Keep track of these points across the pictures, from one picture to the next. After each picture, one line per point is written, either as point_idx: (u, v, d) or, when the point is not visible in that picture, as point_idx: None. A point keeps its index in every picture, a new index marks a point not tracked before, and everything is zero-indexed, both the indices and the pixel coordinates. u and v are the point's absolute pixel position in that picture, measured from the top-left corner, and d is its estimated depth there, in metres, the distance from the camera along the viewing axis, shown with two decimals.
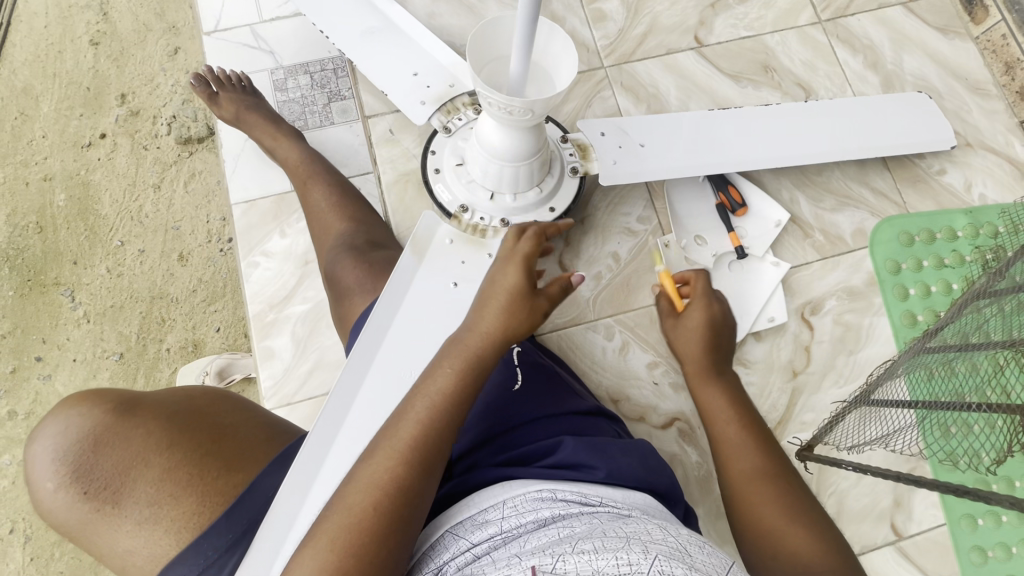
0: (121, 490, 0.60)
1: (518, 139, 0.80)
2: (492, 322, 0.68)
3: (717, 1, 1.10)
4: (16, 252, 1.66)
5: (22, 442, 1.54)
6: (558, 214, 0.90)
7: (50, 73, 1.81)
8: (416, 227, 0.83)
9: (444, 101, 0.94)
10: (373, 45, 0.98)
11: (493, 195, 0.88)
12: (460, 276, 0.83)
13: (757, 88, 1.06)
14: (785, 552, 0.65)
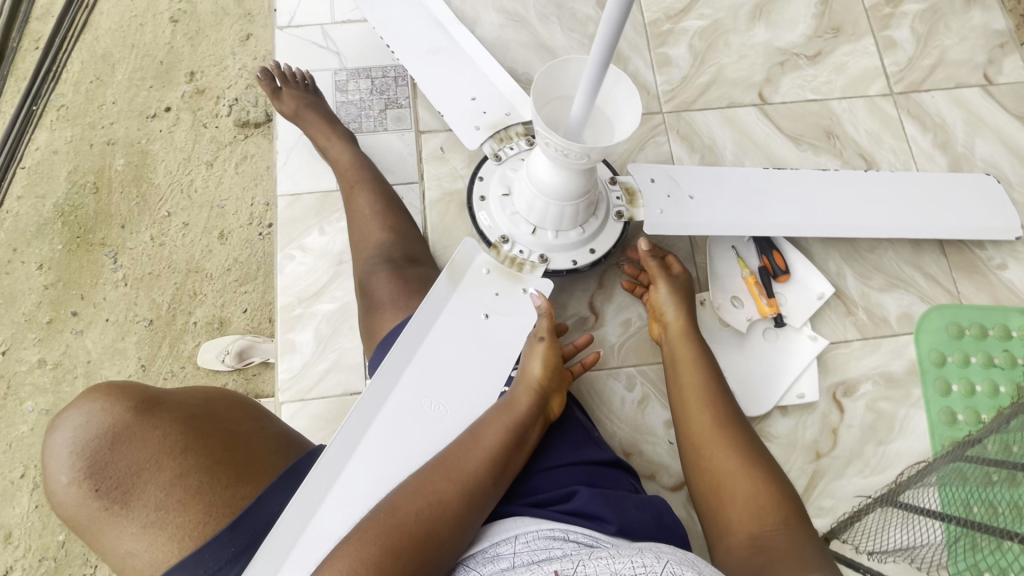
0: (131, 491, 0.65)
1: (568, 178, 0.79)
2: (537, 369, 0.76)
3: (787, 60, 1.08)
4: (71, 208, 1.73)
5: (46, 391, 1.59)
6: (597, 256, 0.90)
7: (128, 43, 1.89)
8: (456, 253, 0.83)
9: (498, 129, 0.96)
10: (437, 64, 1.00)
11: (535, 229, 0.88)
12: (493, 308, 0.83)
13: (817, 153, 1.03)
14: (741, 499, 0.68)
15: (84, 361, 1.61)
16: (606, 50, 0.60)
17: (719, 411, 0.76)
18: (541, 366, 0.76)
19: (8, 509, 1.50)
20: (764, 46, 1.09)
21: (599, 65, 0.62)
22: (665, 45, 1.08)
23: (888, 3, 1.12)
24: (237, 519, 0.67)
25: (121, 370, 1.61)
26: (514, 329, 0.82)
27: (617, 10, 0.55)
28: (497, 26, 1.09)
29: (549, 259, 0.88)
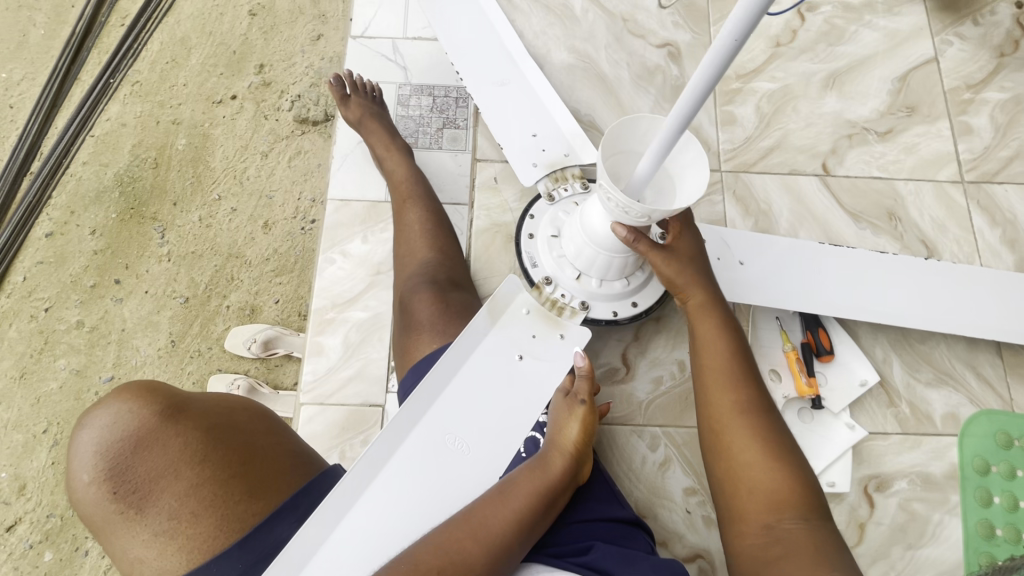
0: (146, 498, 0.67)
1: (623, 232, 0.79)
2: (573, 435, 0.75)
3: (855, 133, 1.06)
4: (130, 180, 1.81)
5: (78, 352, 1.64)
6: (639, 310, 0.90)
7: (207, 30, 1.98)
8: (499, 290, 0.84)
9: (555, 168, 0.96)
10: (502, 95, 1.01)
11: (579, 276, 0.89)
12: (529, 351, 0.83)
13: (876, 233, 1.00)
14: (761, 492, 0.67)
15: (119, 329, 1.66)
16: (685, 115, 0.59)
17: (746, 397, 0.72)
18: (576, 433, 0.75)
19: (27, 462, 1.55)
20: (833, 116, 1.07)
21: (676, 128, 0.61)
22: (731, 104, 1.07)
23: (969, 87, 1.09)
24: (247, 537, 0.69)
25: (152, 343, 1.65)
26: (547, 373, 0.83)
27: (702, 85, 0.55)
28: (565, 65, 1.10)
29: (590, 307, 0.89)
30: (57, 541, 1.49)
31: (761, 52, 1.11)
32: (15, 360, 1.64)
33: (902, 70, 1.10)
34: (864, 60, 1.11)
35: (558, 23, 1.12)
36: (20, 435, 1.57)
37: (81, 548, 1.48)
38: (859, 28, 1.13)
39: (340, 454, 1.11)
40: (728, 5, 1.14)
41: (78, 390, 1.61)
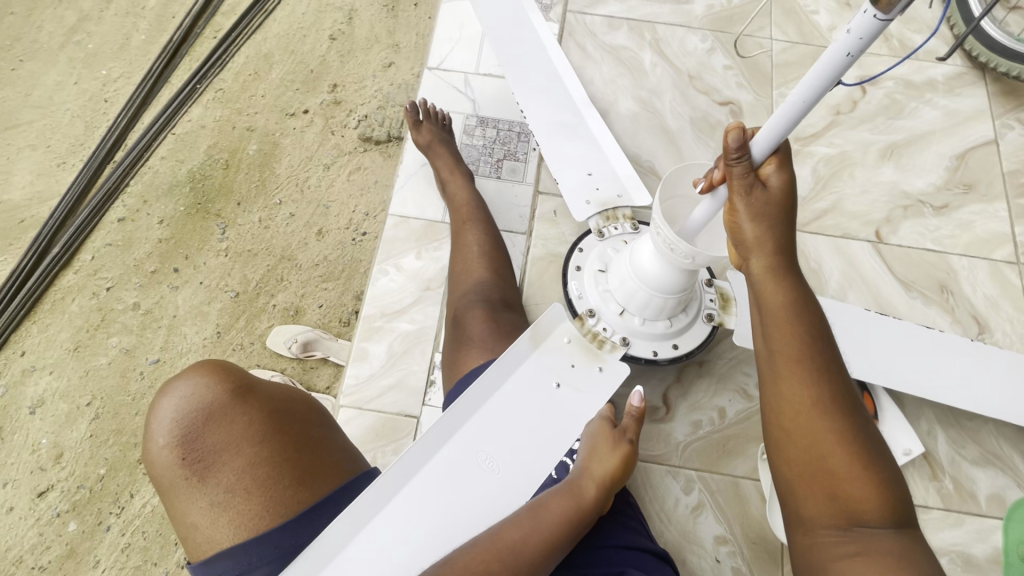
0: (209, 468, 0.73)
1: (671, 273, 0.83)
2: (604, 469, 0.77)
3: (911, 204, 1.08)
4: (201, 177, 1.93)
5: (130, 332, 1.73)
6: (680, 353, 0.93)
7: (290, 49, 2.13)
8: (543, 317, 0.89)
9: (608, 208, 1.02)
10: (562, 133, 1.07)
11: (623, 311, 0.93)
12: (565, 379, 0.88)
13: (927, 304, 1.01)
14: (842, 494, 0.59)
15: (170, 315, 1.74)
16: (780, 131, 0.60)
17: (821, 386, 0.62)
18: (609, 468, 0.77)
19: (67, 431, 1.61)
20: (889, 186, 1.09)
21: (768, 142, 0.61)
22: None
23: None
24: (288, 522, 0.72)
25: (199, 331, 1.72)
26: (585, 406, 0.87)
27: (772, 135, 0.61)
28: (630, 113, 1.16)
29: (630, 343, 0.93)
30: (83, 513, 1.53)
31: (820, 118, 1.15)
32: (72, 333, 1.72)
33: (961, 149, 1.13)
34: (922, 136, 1.14)
35: (627, 73, 1.19)
36: (65, 405, 1.64)
37: (104, 523, 1.52)
38: (919, 105, 1.17)
39: (371, 459, 1.14)
40: (791, 72, 1.19)
41: (124, 368, 1.68)
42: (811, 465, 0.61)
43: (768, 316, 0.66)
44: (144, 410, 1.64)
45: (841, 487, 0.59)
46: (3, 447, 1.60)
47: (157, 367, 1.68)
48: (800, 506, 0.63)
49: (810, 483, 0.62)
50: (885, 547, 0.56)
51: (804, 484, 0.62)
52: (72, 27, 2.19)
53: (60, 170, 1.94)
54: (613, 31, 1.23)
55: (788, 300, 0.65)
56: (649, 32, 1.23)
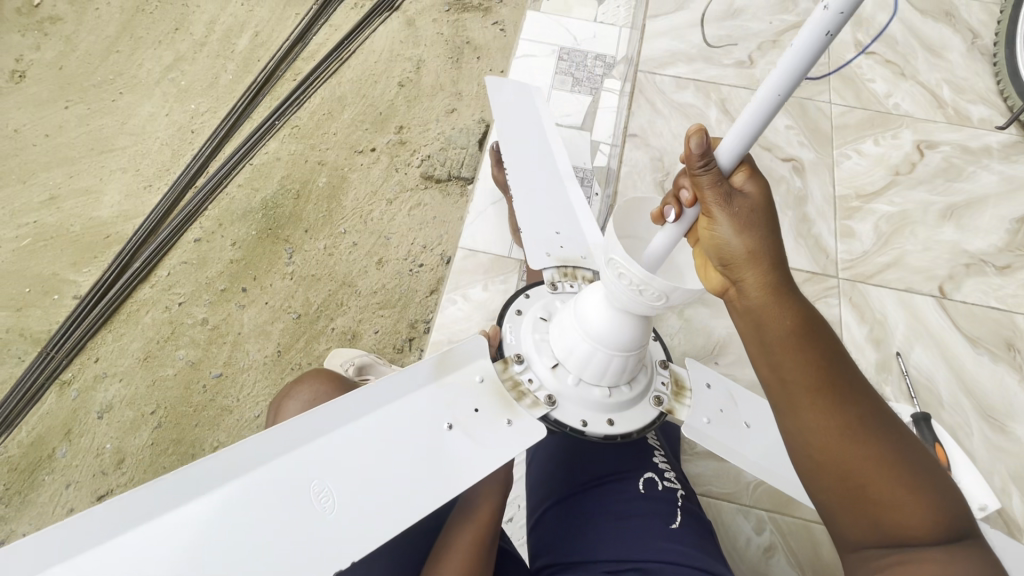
0: None
1: (623, 325, 0.80)
2: (468, 540, 0.77)
3: (973, 263, 1.11)
4: (274, 205, 2.06)
5: (198, 345, 1.82)
6: (612, 431, 0.84)
7: (362, 93, 2.32)
8: (461, 345, 0.79)
9: (567, 264, 0.97)
10: (539, 188, 0.97)
11: (556, 364, 0.86)
12: (457, 417, 0.73)
13: (994, 360, 1.03)
14: (889, 517, 0.53)
15: (236, 332, 1.83)
16: (748, 135, 0.54)
17: (844, 409, 0.56)
18: (472, 536, 0.77)
19: (131, 438, 1.68)
20: (950, 245, 1.13)
21: (737, 147, 0.55)
22: (851, 219, 1.16)
23: None
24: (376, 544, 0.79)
25: (261, 349, 1.80)
26: (475, 453, 0.71)
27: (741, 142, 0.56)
28: None
29: (557, 404, 0.84)
30: None
31: (880, 178, 1.21)
32: (143, 343, 1.82)
33: (1020, 212, 1.17)
34: (981, 199, 1.19)
35: None
36: (131, 412, 1.72)
37: None
38: (976, 169, 1.22)
39: None
40: (851, 134, 1.26)
41: (189, 380, 1.76)
42: (847, 488, 0.56)
43: (773, 343, 0.59)
44: (204, 422, 1.70)
45: (889, 515, 0.53)
46: (70, 449, 1.67)
47: (220, 380, 1.76)
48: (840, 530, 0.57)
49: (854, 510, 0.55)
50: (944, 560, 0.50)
51: (845, 511, 0.56)
52: (167, 66, 2.41)
53: (147, 193, 2.11)
54: (680, 90, 1.33)
55: (795, 321, 0.59)
56: (714, 93, 1.33)
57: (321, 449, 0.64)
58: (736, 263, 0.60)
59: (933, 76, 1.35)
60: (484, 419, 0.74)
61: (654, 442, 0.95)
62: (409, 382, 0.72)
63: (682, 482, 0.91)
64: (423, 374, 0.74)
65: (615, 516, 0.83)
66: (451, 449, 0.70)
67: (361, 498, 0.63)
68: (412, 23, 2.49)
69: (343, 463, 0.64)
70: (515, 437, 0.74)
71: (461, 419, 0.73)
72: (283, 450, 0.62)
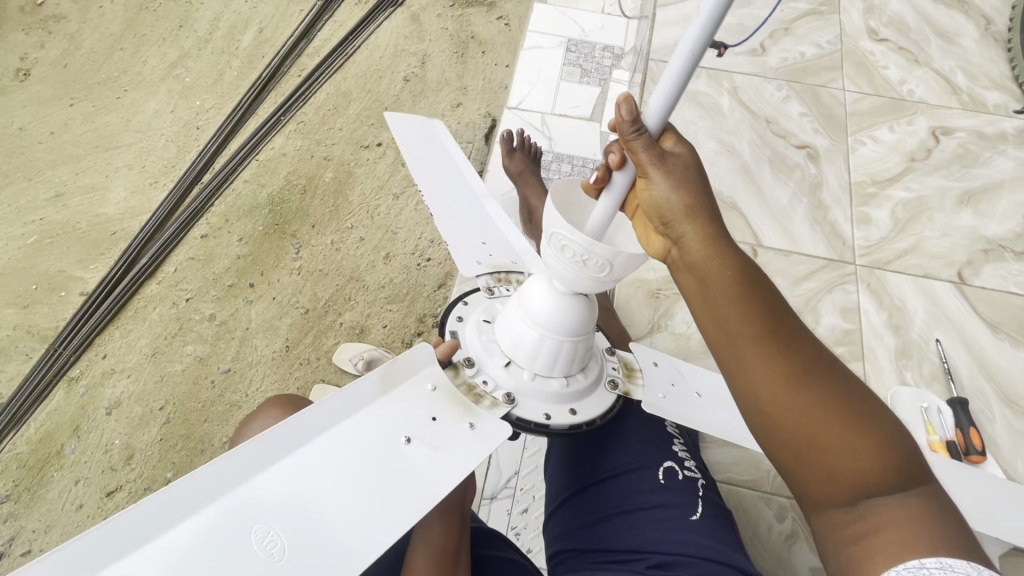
0: None
1: (569, 309, 0.77)
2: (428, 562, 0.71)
3: (991, 249, 1.10)
4: (280, 201, 2.06)
5: (205, 341, 1.81)
6: (577, 420, 0.79)
7: (367, 88, 2.31)
8: (404, 355, 0.71)
9: (500, 270, 0.92)
10: (458, 203, 0.92)
11: (509, 363, 0.80)
12: (412, 431, 0.65)
13: (1015, 345, 1.02)
14: (847, 466, 0.52)
15: (243, 327, 1.83)
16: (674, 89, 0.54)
17: (790, 360, 0.54)
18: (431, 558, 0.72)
19: (139, 434, 1.67)
20: (968, 231, 1.12)
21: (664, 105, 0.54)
22: (867, 206, 1.15)
23: None
24: None
25: (269, 344, 1.79)
26: (432, 467, 0.62)
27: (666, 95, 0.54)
28: (712, 152, 1.22)
29: (517, 402, 0.78)
30: None
31: (896, 164, 1.20)
32: (150, 339, 1.82)
33: None
34: (998, 184, 1.18)
35: (707, 116, 1.26)
36: (139, 408, 1.71)
37: None
38: (993, 155, 1.21)
39: None
40: (865, 121, 1.25)
41: (197, 375, 1.75)
42: (797, 440, 0.54)
43: (716, 296, 0.56)
44: (213, 418, 1.69)
45: (841, 461, 0.52)
46: (79, 446, 1.66)
47: (228, 376, 1.75)
48: (807, 488, 0.55)
49: (811, 461, 0.54)
50: (900, 513, 0.51)
51: (803, 468, 0.55)
52: (172, 63, 2.41)
53: (153, 189, 2.10)
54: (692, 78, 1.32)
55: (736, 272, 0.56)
56: (727, 80, 1.32)
57: (256, 489, 0.54)
58: (676, 220, 0.57)
59: (947, 62, 1.34)
60: (441, 428, 0.66)
61: (673, 429, 0.91)
62: (351, 401, 0.63)
63: (702, 471, 0.88)
64: (368, 391, 0.65)
65: (631, 506, 0.82)
66: (408, 462, 0.62)
67: (306, 534, 0.54)
68: (417, 19, 2.49)
69: (281, 495, 0.55)
70: (480, 442, 0.66)
71: (410, 428, 0.65)
72: (205, 498, 0.51)
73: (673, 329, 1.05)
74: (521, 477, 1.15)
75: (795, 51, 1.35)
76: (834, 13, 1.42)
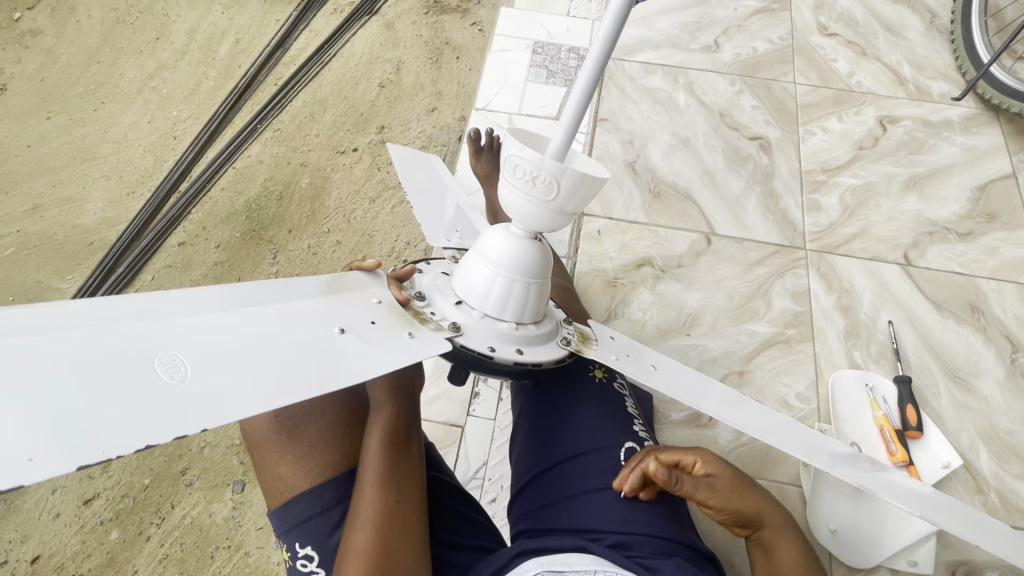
0: (296, 422, 0.75)
1: (529, 250, 0.72)
2: (381, 448, 0.69)
3: (936, 231, 1.14)
4: (257, 208, 2.08)
5: None
6: (523, 360, 0.72)
7: (343, 95, 2.34)
8: (349, 275, 0.65)
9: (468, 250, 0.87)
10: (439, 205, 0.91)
11: (460, 303, 0.73)
12: (350, 324, 0.56)
13: (959, 322, 1.05)
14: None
15: None
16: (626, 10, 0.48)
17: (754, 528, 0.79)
18: (383, 441, 0.69)
19: None
20: (914, 215, 1.16)
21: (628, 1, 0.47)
22: (817, 193, 1.19)
23: None
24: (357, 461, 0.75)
25: None
26: (370, 358, 0.53)
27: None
28: (667, 146, 1.25)
29: (463, 333, 0.71)
30: (124, 521, 1.55)
31: (845, 152, 1.24)
32: None
33: (980, 182, 1.20)
34: (943, 169, 1.22)
35: (663, 111, 1.30)
36: None
37: (144, 532, 1.52)
38: (937, 142, 1.26)
39: None
40: (816, 112, 1.30)
41: None
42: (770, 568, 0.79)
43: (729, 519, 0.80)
44: None
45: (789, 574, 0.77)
46: None
47: None
48: None
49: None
50: None
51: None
52: (149, 74, 2.43)
53: (130, 199, 2.12)
54: (649, 75, 1.36)
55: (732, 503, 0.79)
56: (682, 76, 1.36)
57: (159, 326, 0.43)
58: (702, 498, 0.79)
59: (894, 55, 1.39)
60: (380, 329, 0.58)
61: (632, 411, 0.92)
62: (287, 290, 0.55)
63: (658, 451, 0.90)
64: (308, 290, 0.57)
65: (592, 485, 0.81)
66: (341, 350, 0.51)
67: (215, 369, 0.42)
68: (391, 27, 2.52)
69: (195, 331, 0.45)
70: (423, 345, 0.60)
71: (344, 320, 0.55)
72: (93, 319, 0.41)
73: (630, 316, 1.06)
74: (490, 468, 1.17)
75: (747, 46, 1.40)
76: (786, 10, 1.47)
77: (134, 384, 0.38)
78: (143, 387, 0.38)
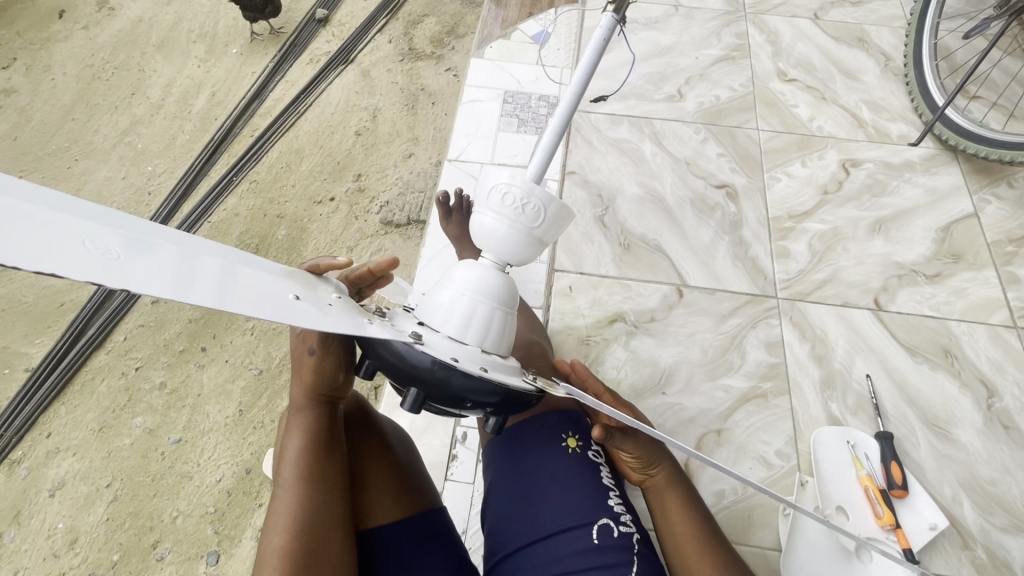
0: None
1: (503, 277, 0.67)
2: (301, 438, 0.70)
3: (905, 274, 1.15)
4: None
5: (155, 412, 1.76)
6: (488, 376, 0.56)
7: (319, 145, 2.32)
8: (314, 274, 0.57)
9: None
10: None
11: (421, 323, 0.61)
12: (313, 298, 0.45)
13: (933, 367, 1.05)
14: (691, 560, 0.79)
15: (195, 394, 1.77)
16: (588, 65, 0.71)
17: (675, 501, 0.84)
18: (304, 434, 0.71)
19: (84, 515, 1.61)
20: (882, 258, 1.17)
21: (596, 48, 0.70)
22: (786, 240, 1.20)
23: (1010, 241, 1.18)
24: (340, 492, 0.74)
25: (221, 410, 1.74)
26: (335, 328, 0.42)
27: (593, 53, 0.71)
28: (636, 197, 1.26)
29: (424, 341, 0.57)
30: None
31: (810, 197, 1.26)
32: (97, 414, 1.77)
33: (945, 222, 1.22)
34: (908, 211, 1.23)
35: (630, 162, 1.32)
36: (85, 487, 1.66)
37: None
38: (900, 183, 1.28)
39: None
40: (779, 158, 1.32)
41: (146, 448, 1.70)
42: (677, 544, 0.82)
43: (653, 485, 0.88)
44: (162, 491, 1.63)
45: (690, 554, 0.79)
46: (19, 533, 1.59)
47: (179, 447, 1.69)
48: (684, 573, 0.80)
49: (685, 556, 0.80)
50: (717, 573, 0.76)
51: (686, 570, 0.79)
52: (124, 130, 2.43)
53: None
54: (615, 126, 1.38)
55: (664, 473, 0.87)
56: (648, 127, 1.37)
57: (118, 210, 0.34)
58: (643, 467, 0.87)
59: (852, 98, 1.42)
60: (343, 314, 0.47)
61: (608, 482, 0.88)
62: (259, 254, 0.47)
63: (638, 523, 0.85)
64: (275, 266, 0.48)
65: (563, 567, 0.77)
66: (303, 312, 0.40)
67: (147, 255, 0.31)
68: (367, 74, 2.51)
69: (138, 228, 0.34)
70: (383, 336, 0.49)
71: (297, 289, 0.44)
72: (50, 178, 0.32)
73: (604, 375, 1.05)
74: (469, 537, 1.13)
75: (710, 94, 1.43)
76: (745, 57, 1.51)
77: (35, 227, 0.27)
78: (46, 233, 0.27)
